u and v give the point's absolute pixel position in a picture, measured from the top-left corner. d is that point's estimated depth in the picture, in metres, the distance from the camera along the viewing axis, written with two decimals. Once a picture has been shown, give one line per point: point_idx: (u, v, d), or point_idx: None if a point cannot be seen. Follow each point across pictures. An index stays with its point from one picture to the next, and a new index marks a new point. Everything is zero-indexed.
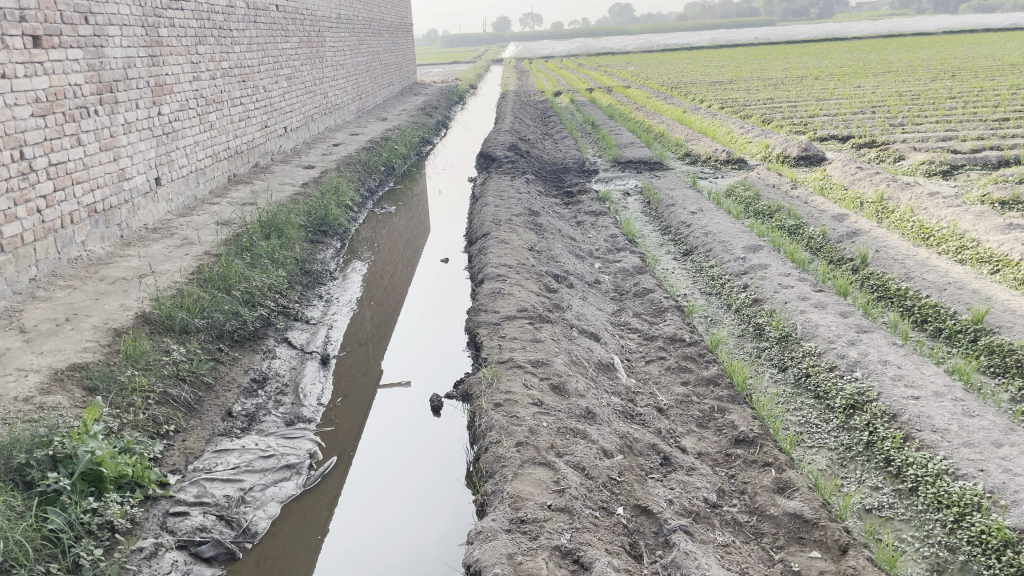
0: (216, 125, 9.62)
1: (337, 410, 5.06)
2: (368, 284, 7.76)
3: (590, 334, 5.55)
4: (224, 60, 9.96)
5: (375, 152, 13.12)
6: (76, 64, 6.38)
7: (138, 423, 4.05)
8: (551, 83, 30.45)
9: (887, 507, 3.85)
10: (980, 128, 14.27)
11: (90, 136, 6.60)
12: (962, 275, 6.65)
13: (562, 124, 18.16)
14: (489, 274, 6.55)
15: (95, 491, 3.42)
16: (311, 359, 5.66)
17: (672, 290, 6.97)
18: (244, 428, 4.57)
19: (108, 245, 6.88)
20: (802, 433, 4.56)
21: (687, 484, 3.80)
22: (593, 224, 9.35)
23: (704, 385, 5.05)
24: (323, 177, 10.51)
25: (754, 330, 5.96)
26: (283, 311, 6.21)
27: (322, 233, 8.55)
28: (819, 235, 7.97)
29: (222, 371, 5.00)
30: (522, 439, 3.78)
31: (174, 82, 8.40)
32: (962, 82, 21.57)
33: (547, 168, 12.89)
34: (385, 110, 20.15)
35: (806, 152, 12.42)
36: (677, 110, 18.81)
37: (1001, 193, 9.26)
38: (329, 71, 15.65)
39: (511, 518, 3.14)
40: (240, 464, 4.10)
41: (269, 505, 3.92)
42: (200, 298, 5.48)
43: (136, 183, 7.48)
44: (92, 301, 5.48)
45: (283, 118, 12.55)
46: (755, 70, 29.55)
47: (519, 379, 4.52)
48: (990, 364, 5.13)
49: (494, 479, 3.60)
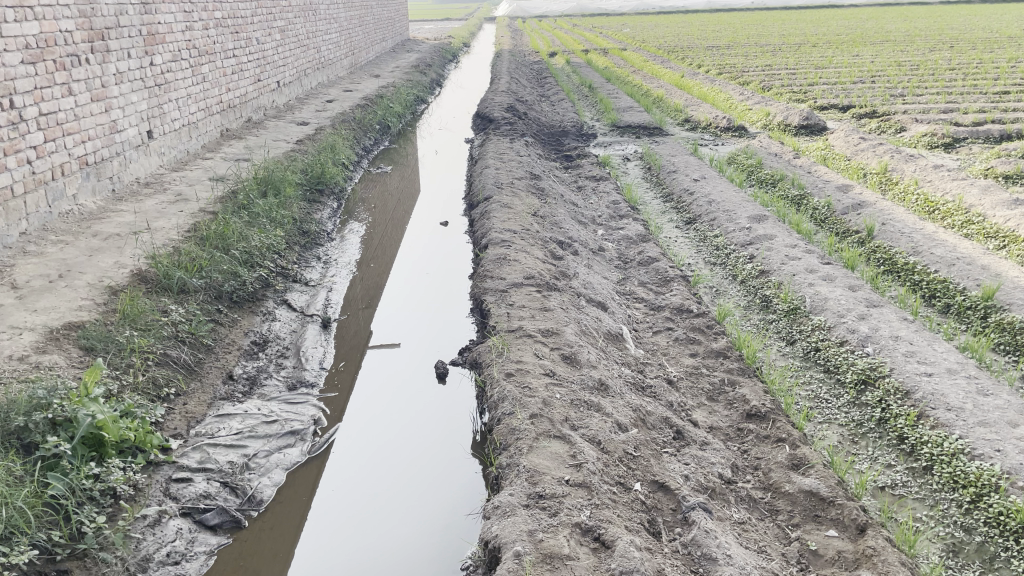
0: (209, 77, 9.34)
1: (340, 376, 4.95)
2: (365, 246, 7.61)
3: (598, 304, 5.45)
4: (217, 10, 9.65)
5: (370, 110, 12.87)
6: (66, 10, 6.14)
7: (138, 385, 3.92)
8: (545, 43, 30.01)
9: (901, 485, 3.80)
10: (980, 101, 14.16)
11: (81, 86, 6.37)
12: (970, 250, 6.59)
13: (558, 86, 17.88)
14: (493, 240, 6.42)
15: (97, 456, 3.31)
16: (312, 322, 5.52)
17: (676, 260, 6.87)
18: (246, 392, 4.45)
19: (99, 200, 6.68)
20: (813, 408, 4.50)
21: (701, 459, 3.74)
22: (594, 189, 9.21)
23: (713, 357, 4.98)
24: (318, 135, 10.29)
25: (761, 302, 5.88)
26: (282, 272, 6.07)
27: (318, 192, 8.35)
28: (824, 206, 7.89)
29: (221, 333, 4.86)
30: (536, 411, 3.69)
31: (167, 31, 8.12)
32: (960, 54, 21.38)
33: (545, 131, 12.69)
34: (378, 66, 19.78)
35: (807, 121, 12.29)
36: (676, 74, 18.57)
37: (1005, 167, 9.20)
38: (323, 25, 15.29)
39: (529, 493, 3.06)
40: (243, 430, 3.99)
41: (274, 472, 3.83)
42: (198, 257, 5.33)
43: (128, 136, 7.25)
44: (85, 257, 5.31)
45: (276, 72, 12.25)
46: (753, 36, 29.22)
47: (529, 348, 4.43)
48: (1000, 341, 5.09)
49: (507, 452, 3.51)
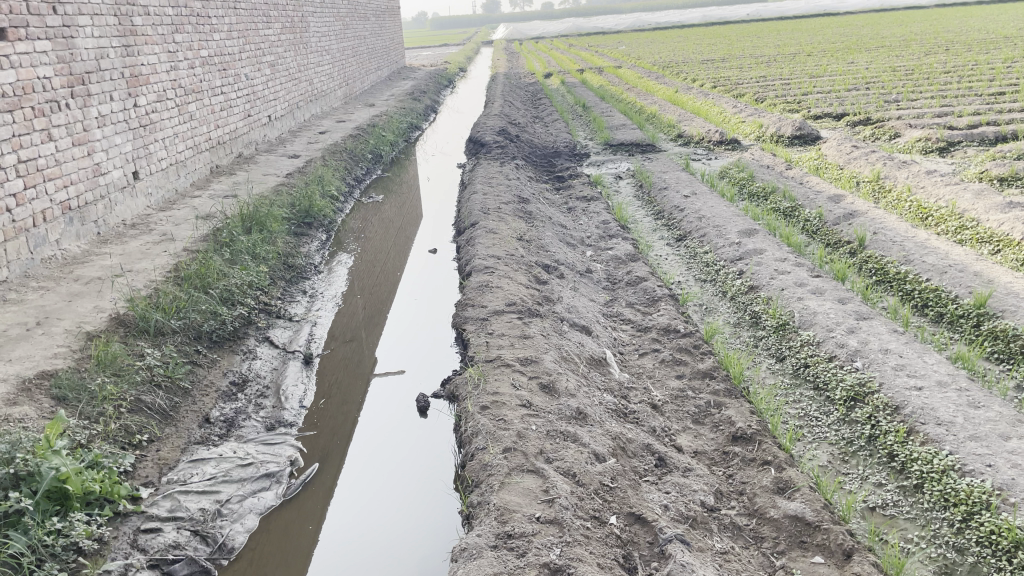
0: (196, 115, 9.37)
1: (320, 414, 4.89)
2: (354, 277, 7.58)
3: (582, 328, 5.38)
4: (203, 48, 9.69)
5: (362, 140, 12.88)
6: (44, 57, 6.16)
7: (109, 433, 3.86)
8: (541, 64, 30.14)
9: (891, 505, 3.69)
10: (975, 103, 14.07)
11: (61, 131, 6.38)
12: (963, 257, 6.48)
13: (552, 107, 17.90)
14: (477, 267, 6.37)
15: (61, 510, 3.25)
16: (294, 359, 5.48)
17: (666, 278, 6.79)
18: (223, 435, 4.39)
19: (83, 243, 6.67)
20: (801, 427, 4.40)
21: (683, 486, 3.64)
22: (585, 209, 9.16)
23: (700, 378, 4.89)
24: (308, 167, 10.28)
25: (750, 318, 5.79)
26: (265, 308, 6.03)
27: (306, 225, 8.34)
28: (816, 217, 7.80)
29: (199, 375, 4.80)
30: (510, 445, 3.62)
31: (151, 72, 8.14)
32: (955, 56, 21.32)
33: (538, 152, 12.67)
34: (373, 94, 19.87)
35: (800, 131, 12.23)
36: (669, 90, 18.57)
37: (999, 170, 9.09)
38: (314, 57, 15.37)
39: (498, 533, 2.99)
40: (217, 474, 3.93)
41: (247, 517, 3.76)
42: (177, 298, 5.28)
43: (112, 178, 7.25)
44: (64, 303, 5.27)
45: (266, 106, 12.29)
46: (748, 47, 29.25)
47: (507, 379, 4.36)
48: (994, 350, 4.98)
49: (480, 489, 3.45)
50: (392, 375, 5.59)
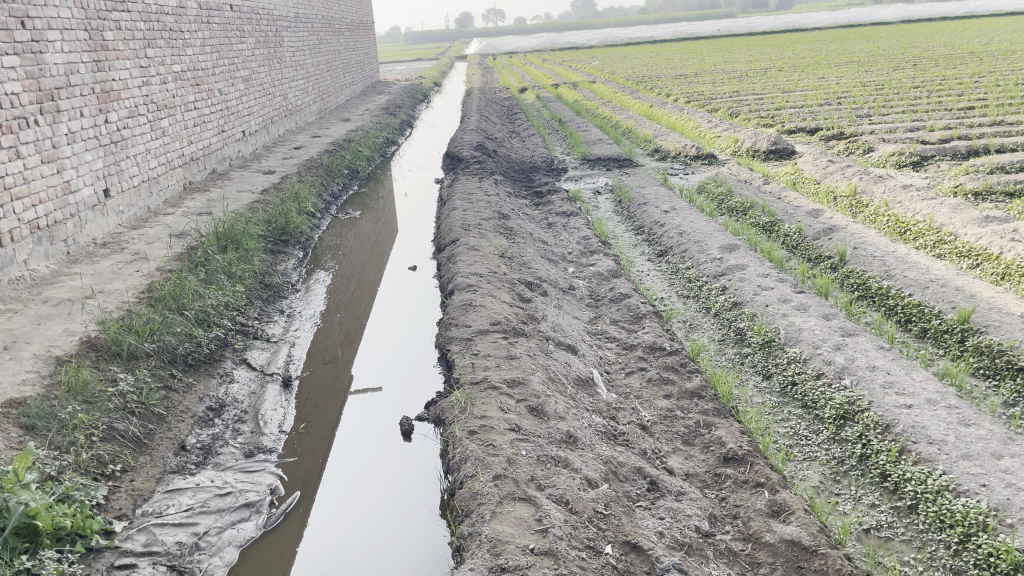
0: (169, 131, 9.19)
1: (301, 439, 4.76)
2: (332, 294, 7.44)
3: (567, 347, 5.30)
4: (176, 63, 9.53)
5: (337, 155, 12.74)
6: (12, 72, 5.99)
7: (79, 465, 3.70)
8: (516, 79, 30.18)
9: (886, 526, 3.64)
10: (946, 117, 14.25)
11: (29, 148, 6.19)
12: (944, 271, 6.50)
13: (528, 121, 17.90)
14: (460, 285, 6.28)
15: (31, 547, 3.07)
16: (272, 381, 5.35)
17: (649, 294, 6.74)
18: (199, 463, 4.24)
19: (52, 263, 6.48)
20: (791, 446, 4.35)
21: (677, 511, 3.56)
22: (565, 225, 9.10)
23: (688, 398, 4.82)
24: (283, 183, 10.11)
25: (735, 335, 5.75)
26: (242, 329, 5.89)
27: (283, 242, 8.20)
28: (795, 232, 7.81)
29: (174, 401, 4.64)
30: (500, 472, 3.54)
31: (123, 87, 7.97)
32: (922, 71, 21.68)
33: (515, 167, 12.61)
34: (348, 109, 19.74)
35: (775, 146, 12.31)
36: (644, 105, 18.68)
37: (973, 184, 9.18)
38: (288, 71, 15.22)
39: (491, 566, 2.90)
40: (194, 505, 3.79)
41: (226, 550, 3.62)
42: (150, 320, 5.13)
43: (83, 196, 7.06)
44: (33, 326, 5.08)
45: (240, 121, 12.11)
46: (721, 62, 29.53)
47: (494, 402, 4.28)
48: (980, 366, 4.97)
49: (470, 519, 3.35)
50: (373, 393, 5.47)
